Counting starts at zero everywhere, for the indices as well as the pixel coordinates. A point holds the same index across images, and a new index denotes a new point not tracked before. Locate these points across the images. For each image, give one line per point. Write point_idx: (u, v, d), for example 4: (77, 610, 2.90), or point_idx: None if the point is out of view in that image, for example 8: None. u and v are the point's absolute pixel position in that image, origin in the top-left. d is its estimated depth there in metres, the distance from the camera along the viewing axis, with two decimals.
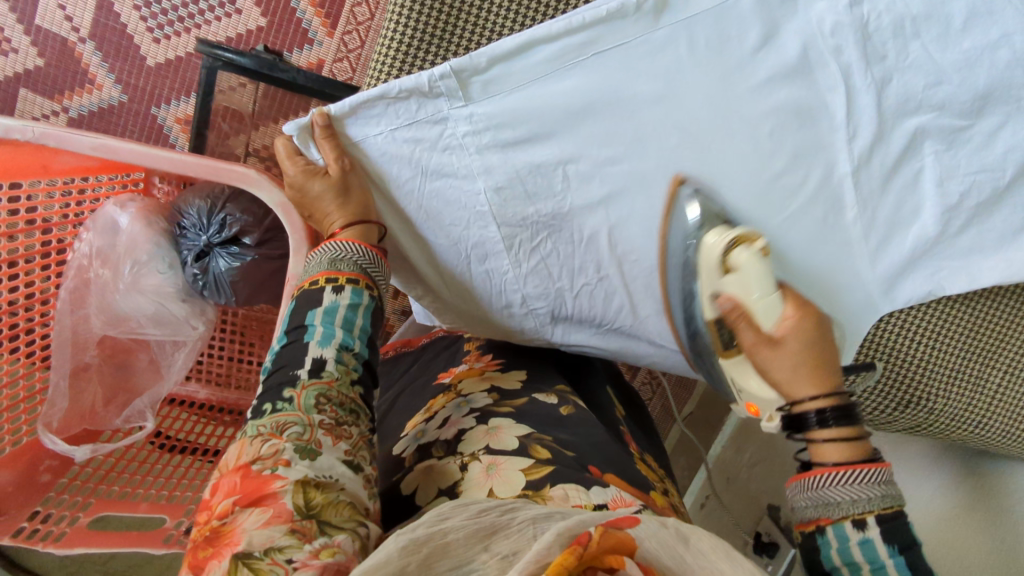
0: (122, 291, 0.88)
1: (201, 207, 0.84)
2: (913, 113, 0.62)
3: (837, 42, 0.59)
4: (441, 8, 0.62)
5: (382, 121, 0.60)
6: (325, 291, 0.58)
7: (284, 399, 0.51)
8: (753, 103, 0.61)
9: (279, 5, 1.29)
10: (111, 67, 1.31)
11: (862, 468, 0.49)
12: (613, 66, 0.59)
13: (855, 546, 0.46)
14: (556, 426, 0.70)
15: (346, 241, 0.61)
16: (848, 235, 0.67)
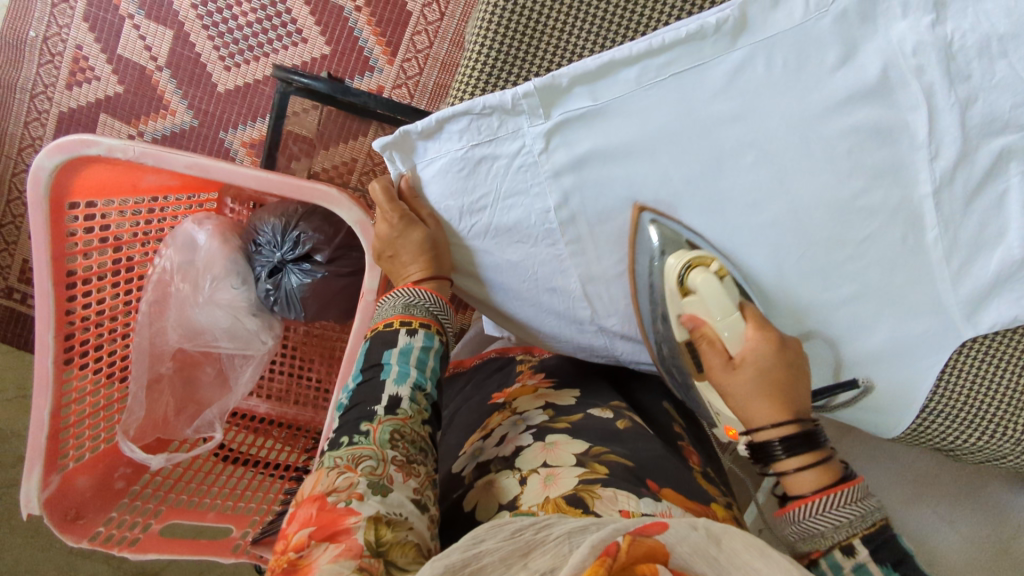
0: (201, 304, 0.91)
1: (276, 225, 0.87)
2: (999, 133, 0.61)
3: (919, 61, 0.60)
4: (527, 24, 0.60)
5: (463, 139, 0.60)
6: (399, 334, 0.60)
7: (360, 434, 0.53)
8: (828, 122, 0.62)
9: (342, 34, 1.35)
10: (184, 94, 1.38)
11: (831, 492, 0.53)
12: (689, 87, 0.61)
13: (849, 573, 0.50)
14: (615, 440, 0.70)
15: (418, 289, 0.63)
16: (929, 258, 0.66)
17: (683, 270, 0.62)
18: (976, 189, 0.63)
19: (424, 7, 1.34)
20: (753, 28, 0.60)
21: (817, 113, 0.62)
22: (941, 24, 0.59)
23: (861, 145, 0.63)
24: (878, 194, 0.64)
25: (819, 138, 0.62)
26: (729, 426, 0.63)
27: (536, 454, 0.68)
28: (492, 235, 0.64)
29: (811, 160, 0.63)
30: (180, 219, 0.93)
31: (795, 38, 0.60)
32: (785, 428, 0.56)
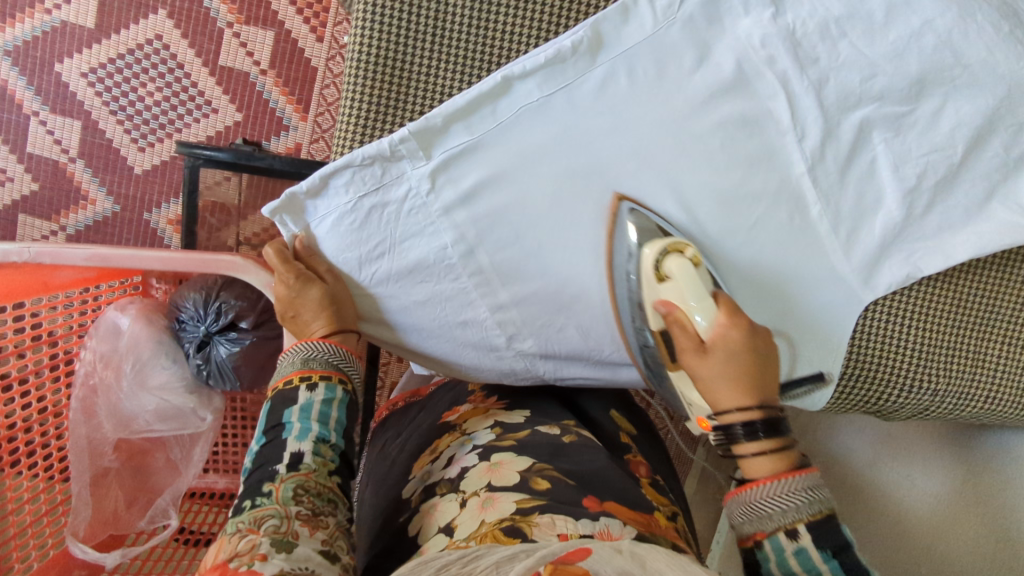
0: (129, 391, 0.91)
1: (196, 299, 0.87)
2: (855, 107, 0.65)
3: (769, 53, 0.63)
4: (392, 71, 0.62)
5: (349, 192, 0.62)
6: (299, 390, 0.60)
7: (262, 496, 0.52)
8: (698, 120, 0.65)
9: (252, 100, 1.36)
10: (101, 181, 1.37)
11: (785, 479, 0.50)
12: (561, 110, 0.63)
13: (790, 556, 0.48)
14: (561, 457, 0.72)
15: (318, 341, 0.62)
16: (817, 231, 0.69)
17: (658, 255, 0.62)
18: (847, 163, 0.67)
19: (328, 61, 1.36)
20: (609, 46, 0.62)
21: (686, 115, 0.64)
22: (781, 16, 0.63)
23: (734, 138, 0.65)
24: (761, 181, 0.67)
25: (692, 138, 0.65)
26: (697, 415, 0.60)
27: (481, 476, 0.70)
28: (395, 281, 0.65)
29: (689, 158, 0.66)
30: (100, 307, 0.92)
31: (651, 47, 0.63)
32: (764, 412, 0.54)
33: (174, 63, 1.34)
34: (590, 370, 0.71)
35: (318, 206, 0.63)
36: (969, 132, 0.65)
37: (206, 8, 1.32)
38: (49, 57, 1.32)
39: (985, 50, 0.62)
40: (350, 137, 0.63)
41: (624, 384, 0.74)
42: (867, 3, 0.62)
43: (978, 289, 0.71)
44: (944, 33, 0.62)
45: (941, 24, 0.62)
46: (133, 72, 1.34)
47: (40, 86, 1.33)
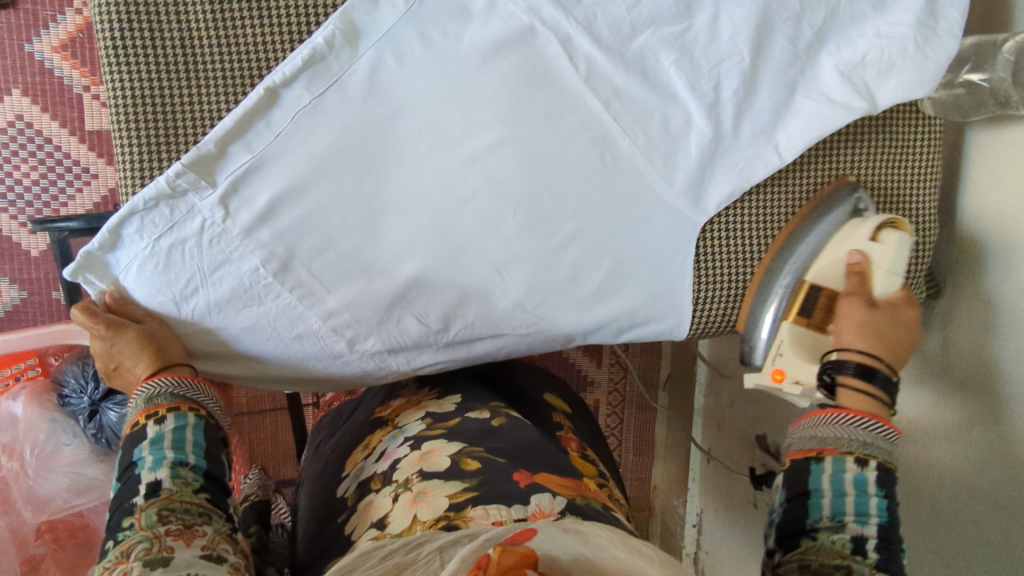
0: (37, 475, 0.90)
1: (75, 370, 0.93)
2: (632, 36, 0.64)
3: (529, 2, 0.62)
4: (153, 108, 0.61)
5: (143, 236, 0.62)
6: (147, 427, 0.59)
7: (124, 530, 0.51)
8: (480, 83, 0.63)
9: None
10: (2, 271, 1.36)
11: (873, 419, 0.58)
12: (336, 107, 0.62)
13: (848, 478, 0.55)
14: (492, 437, 0.70)
15: (160, 379, 0.62)
16: (634, 165, 0.67)
17: (886, 221, 0.67)
18: (642, 93, 0.65)
19: None
20: (366, 32, 0.61)
21: (466, 83, 0.63)
22: None
23: (526, 93, 0.64)
24: (564, 129, 0.65)
25: (479, 105, 0.64)
26: (783, 366, 0.69)
27: (412, 463, 0.67)
28: (219, 313, 0.65)
29: (481, 125, 0.64)
30: None
31: (411, 23, 0.62)
32: (875, 390, 0.61)
33: (41, 138, 1.32)
34: (442, 354, 0.72)
35: (119, 256, 0.63)
36: (749, 35, 0.64)
37: (58, 76, 1.31)
38: None
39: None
40: (138, 185, 0.63)
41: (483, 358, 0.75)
42: None
43: (812, 181, 0.71)
44: None
45: None
46: (4, 157, 1.32)
47: None
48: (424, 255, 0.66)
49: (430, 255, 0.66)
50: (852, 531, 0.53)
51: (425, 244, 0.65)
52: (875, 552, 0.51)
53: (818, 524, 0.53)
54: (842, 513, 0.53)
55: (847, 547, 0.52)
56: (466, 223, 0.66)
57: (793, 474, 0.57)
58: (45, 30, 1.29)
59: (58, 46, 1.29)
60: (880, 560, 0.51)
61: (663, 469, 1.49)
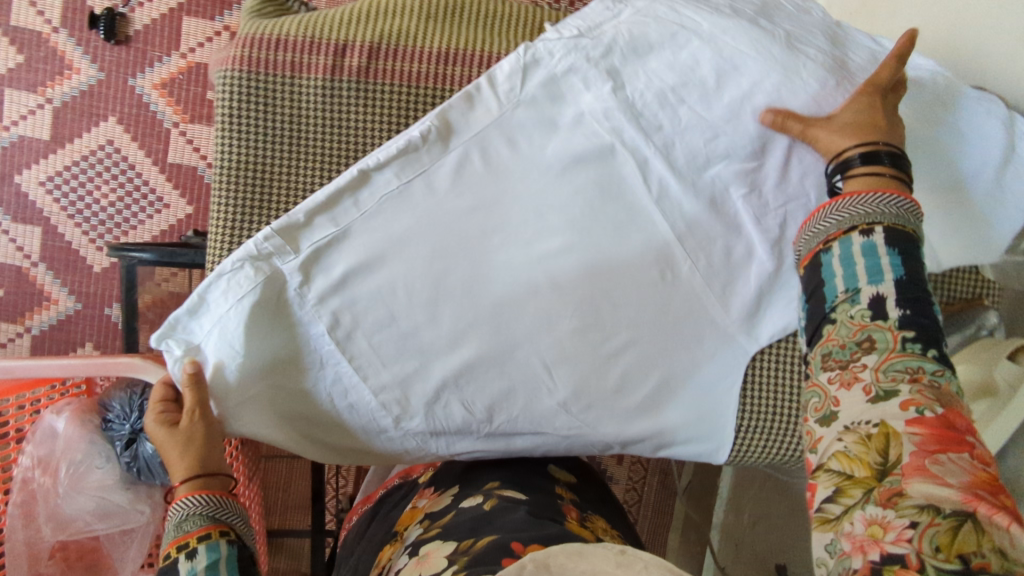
0: (64, 493, 0.91)
1: (122, 398, 0.92)
2: (707, 165, 0.67)
3: (613, 123, 0.66)
4: (252, 176, 0.65)
5: (226, 298, 0.63)
6: (179, 561, 0.58)
7: None
8: (558, 191, 0.67)
9: (202, 192, 1.42)
10: (63, 282, 1.42)
11: (888, 193, 0.54)
12: (419, 196, 0.66)
13: (858, 248, 0.53)
14: (489, 522, 0.65)
15: (189, 499, 0.62)
16: (693, 287, 0.69)
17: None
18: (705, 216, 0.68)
19: None
20: (458, 130, 0.65)
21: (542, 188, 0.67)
22: (621, 89, 0.66)
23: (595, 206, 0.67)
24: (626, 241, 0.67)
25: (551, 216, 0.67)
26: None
27: (409, 569, 0.61)
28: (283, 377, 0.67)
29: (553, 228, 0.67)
30: (42, 410, 0.94)
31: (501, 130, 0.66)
32: (881, 147, 0.57)
33: (126, 164, 1.40)
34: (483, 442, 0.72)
35: (190, 333, 0.65)
36: (819, 180, 0.67)
37: (153, 111, 1.40)
38: (9, 170, 1.39)
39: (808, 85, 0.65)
40: (228, 246, 0.67)
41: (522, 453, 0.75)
42: (697, 71, 0.66)
43: None
44: (774, 92, 0.65)
45: (770, 85, 0.65)
46: (88, 176, 1.40)
47: (3, 199, 1.40)
48: (479, 345, 0.68)
49: (484, 345, 0.68)
50: (868, 296, 0.51)
51: (482, 334, 0.67)
52: (897, 309, 0.49)
53: (835, 304, 0.53)
54: (855, 281, 0.52)
55: (867, 317, 0.50)
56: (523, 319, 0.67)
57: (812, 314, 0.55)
58: (150, 69, 1.39)
59: (158, 84, 1.39)
60: (906, 323, 0.49)
61: None
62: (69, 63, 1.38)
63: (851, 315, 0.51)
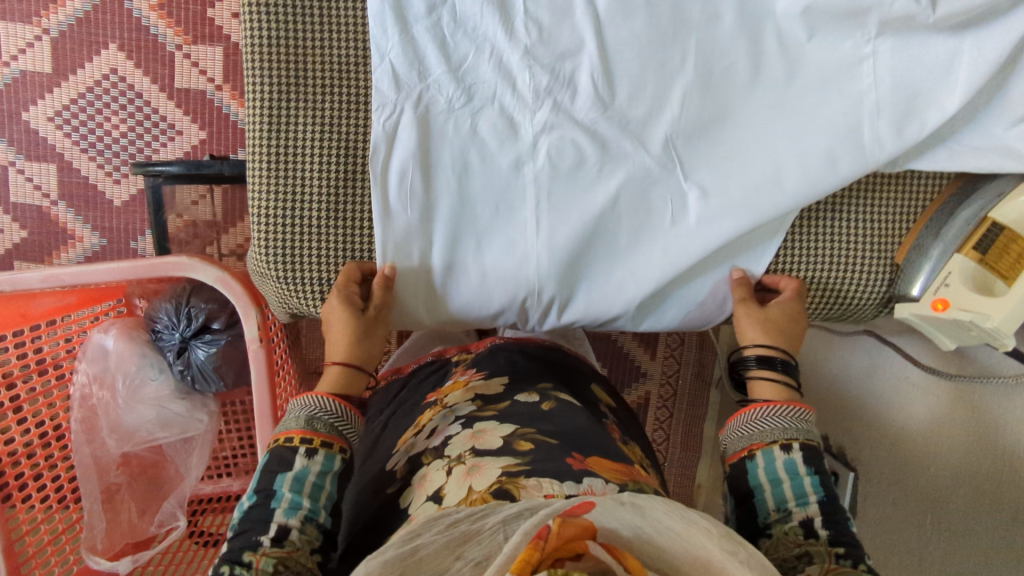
0: (124, 406, 0.94)
1: (169, 308, 0.90)
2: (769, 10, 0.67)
3: None
4: (286, 39, 0.67)
5: (398, 61, 0.67)
6: (297, 453, 0.63)
7: (242, 564, 0.56)
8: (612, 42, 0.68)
9: (214, 116, 1.39)
10: (85, 219, 1.41)
11: (781, 405, 0.67)
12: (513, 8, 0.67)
13: (780, 463, 0.64)
14: (548, 420, 0.72)
15: (320, 398, 0.66)
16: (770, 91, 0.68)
17: None
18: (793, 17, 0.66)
19: None
20: None
21: None
22: None
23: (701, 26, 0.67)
24: (745, 96, 0.68)
25: (623, 88, 0.68)
26: (948, 297, 0.67)
27: (465, 440, 0.69)
28: (430, 105, 0.68)
29: (619, 55, 0.68)
30: (89, 330, 0.96)
31: None
32: (778, 352, 0.71)
33: (133, 93, 1.37)
34: (595, 252, 0.71)
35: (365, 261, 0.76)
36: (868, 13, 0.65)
37: (153, 34, 1.35)
38: (16, 108, 1.36)
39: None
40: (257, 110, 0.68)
41: (626, 276, 0.71)
42: None
43: (894, 203, 0.71)
44: None
45: None
46: (95, 108, 1.37)
47: (13, 138, 1.38)
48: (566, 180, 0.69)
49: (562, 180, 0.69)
50: (799, 515, 0.61)
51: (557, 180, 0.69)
52: (823, 527, 0.59)
53: (770, 519, 0.62)
54: (784, 501, 0.62)
55: (800, 533, 0.59)
56: (604, 179, 0.69)
57: (742, 488, 0.65)
58: None
59: (155, 5, 1.34)
60: (833, 537, 0.58)
61: (711, 466, 1.46)
62: None
63: (786, 532, 0.60)
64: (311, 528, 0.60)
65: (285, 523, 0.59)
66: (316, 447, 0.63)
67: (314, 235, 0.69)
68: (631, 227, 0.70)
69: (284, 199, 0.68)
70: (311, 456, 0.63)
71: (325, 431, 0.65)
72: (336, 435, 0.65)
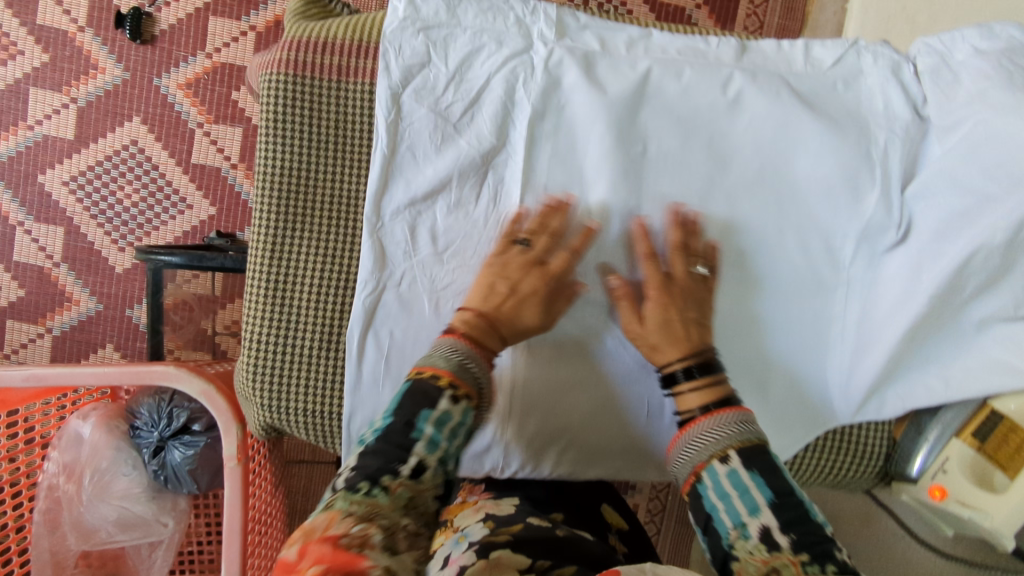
0: (89, 502, 0.90)
1: (150, 405, 0.88)
2: (787, 180, 0.65)
3: (673, 145, 0.64)
4: (289, 189, 0.63)
5: (389, 237, 0.64)
6: (443, 395, 0.51)
7: (379, 484, 0.46)
8: (614, 208, 0.64)
9: (224, 194, 1.40)
10: (84, 282, 1.40)
11: (718, 413, 0.54)
12: (512, 183, 0.64)
13: (723, 478, 0.51)
14: (566, 555, 0.56)
15: (458, 344, 0.55)
16: (785, 262, 0.66)
17: None
18: (788, 209, 0.65)
19: None
20: (627, 129, 0.63)
21: (690, 156, 0.64)
22: (662, 98, 0.64)
23: (699, 201, 0.65)
24: (736, 278, 0.66)
25: (613, 285, 0.65)
26: (946, 485, 0.62)
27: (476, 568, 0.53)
28: (414, 284, 0.64)
29: (610, 238, 0.64)
30: (67, 414, 0.93)
31: (650, 157, 0.64)
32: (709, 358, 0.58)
33: (149, 165, 1.38)
34: (571, 445, 0.68)
35: None
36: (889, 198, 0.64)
37: (177, 111, 1.37)
38: (32, 169, 1.38)
39: (945, 109, 0.62)
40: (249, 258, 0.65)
41: (601, 459, 0.69)
42: (761, 103, 0.64)
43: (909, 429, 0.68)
44: (832, 118, 0.64)
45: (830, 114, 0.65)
46: (110, 176, 1.39)
47: (25, 198, 1.39)
48: (547, 377, 0.66)
49: (545, 373, 0.66)
50: (756, 529, 0.48)
51: (541, 376, 0.66)
52: (783, 533, 0.47)
53: (730, 541, 0.49)
54: (738, 516, 0.49)
55: (763, 550, 0.47)
56: (582, 375, 0.67)
57: (696, 517, 0.52)
58: (175, 68, 1.36)
59: (183, 84, 1.36)
60: (795, 543, 0.47)
61: None
62: (95, 62, 1.36)
63: (750, 551, 0.48)
64: (445, 470, 0.50)
65: (424, 458, 0.48)
66: (461, 395, 0.51)
67: (275, 403, 0.64)
68: (603, 425, 0.67)
69: (255, 358, 0.64)
70: (454, 402, 0.51)
71: (469, 381, 0.53)
72: (466, 378, 0.53)
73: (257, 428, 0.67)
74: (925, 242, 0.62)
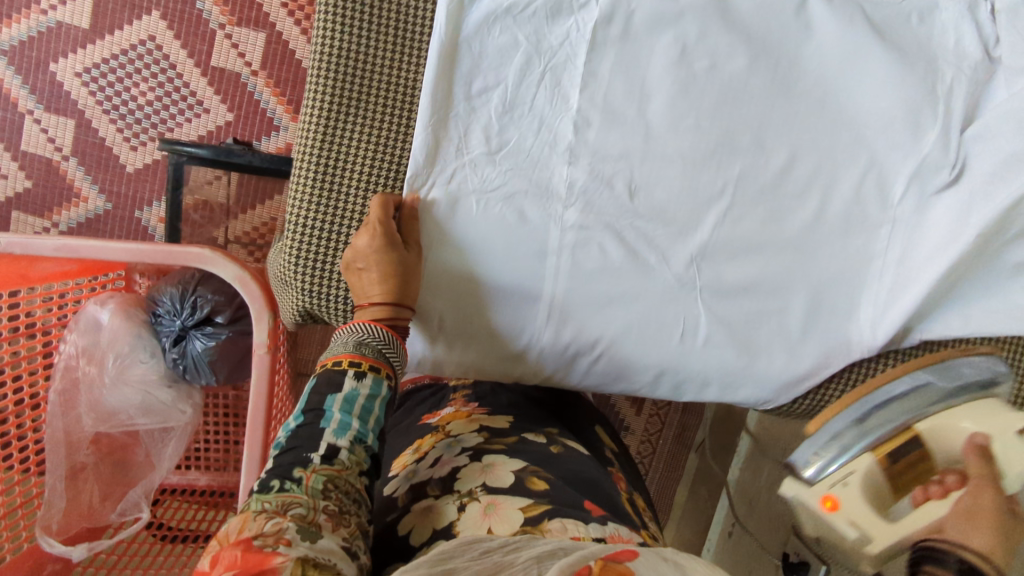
0: (109, 385, 0.91)
1: (173, 293, 0.88)
2: (848, 111, 0.65)
3: (740, 66, 0.64)
4: (341, 75, 0.62)
5: (442, 131, 0.63)
6: (347, 376, 0.56)
7: (291, 479, 0.49)
8: (672, 124, 0.64)
9: (245, 100, 1.30)
10: (94, 179, 1.30)
11: None
12: (576, 89, 0.63)
13: None
14: (556, 463, 0.62)
15: (370, 325, 0.59)
16: (837, 193, 0.66)
17: None
18: (843, 139, 0.65)
19: None
20: (697, 43, 0.63)
21: (755, 79, 0.64)
22: (735, 15, 0.63)
23: (758, 125, 0.65)
24: (787, 204, 0.67)
25: (665, 200, 0.66)
26: None
27: (475, 474, 0.57)
28: (462, 182, 0.64)
29: (666, 153, 0.65)
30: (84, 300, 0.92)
31: (716, 74, 0.64)
32: None
33: (167, 63, 1.28)
34: (602, 356, 0.69)
35: None
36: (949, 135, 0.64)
37: (199, 9, 1.26)
38: (44, 57, 1.26)
39: (1019, 50, 0.63)
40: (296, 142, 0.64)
41: (633, 370, 0.70)
42: (836, 28, 0.64)
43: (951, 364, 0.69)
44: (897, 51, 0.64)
45: (898, 46, 0.64)
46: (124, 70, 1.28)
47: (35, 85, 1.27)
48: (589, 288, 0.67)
49: (587, 283, 0.66)
50: None
51: (582, 287, 0.66)
52: None
53: None
54: None
55: None
56: (623, 291, 0.67)
57: None
58: None
59: None
60: None
61: None
62: None
63: None
64: (360, 449, 0.53)
65: (335, 443, 0.52)
66: (365, 370, 0.57)
67: (316, 289, 0.65)
68: (638, 341, 0.68)
69: (297, 244, 0.64)
70: (360, 378, 0.56)
71: (372, 355, 0.57)
72: (370, 355, 0.58)
73: (293, 314, 0.67)
74: (977, 183, 0.63)
